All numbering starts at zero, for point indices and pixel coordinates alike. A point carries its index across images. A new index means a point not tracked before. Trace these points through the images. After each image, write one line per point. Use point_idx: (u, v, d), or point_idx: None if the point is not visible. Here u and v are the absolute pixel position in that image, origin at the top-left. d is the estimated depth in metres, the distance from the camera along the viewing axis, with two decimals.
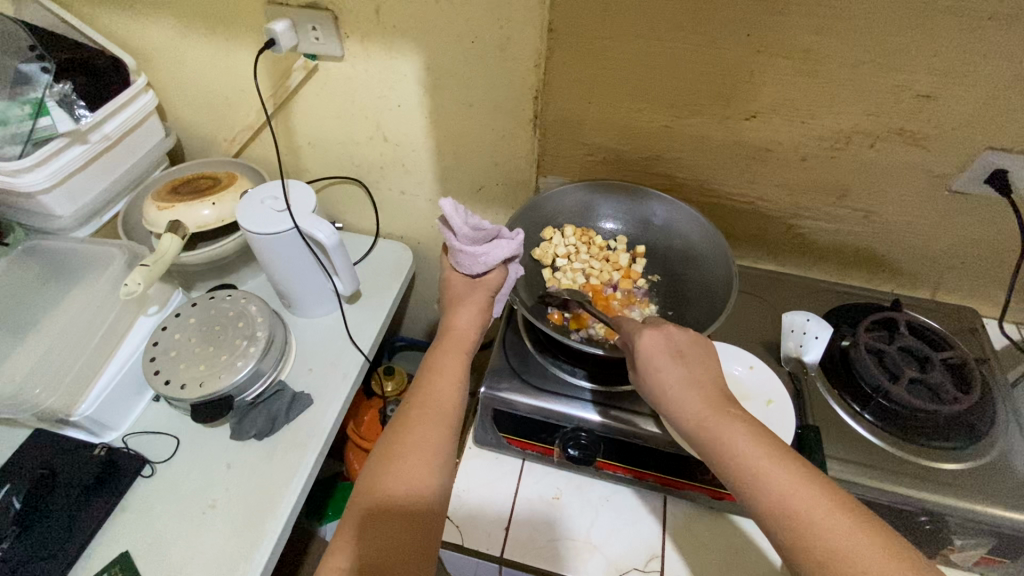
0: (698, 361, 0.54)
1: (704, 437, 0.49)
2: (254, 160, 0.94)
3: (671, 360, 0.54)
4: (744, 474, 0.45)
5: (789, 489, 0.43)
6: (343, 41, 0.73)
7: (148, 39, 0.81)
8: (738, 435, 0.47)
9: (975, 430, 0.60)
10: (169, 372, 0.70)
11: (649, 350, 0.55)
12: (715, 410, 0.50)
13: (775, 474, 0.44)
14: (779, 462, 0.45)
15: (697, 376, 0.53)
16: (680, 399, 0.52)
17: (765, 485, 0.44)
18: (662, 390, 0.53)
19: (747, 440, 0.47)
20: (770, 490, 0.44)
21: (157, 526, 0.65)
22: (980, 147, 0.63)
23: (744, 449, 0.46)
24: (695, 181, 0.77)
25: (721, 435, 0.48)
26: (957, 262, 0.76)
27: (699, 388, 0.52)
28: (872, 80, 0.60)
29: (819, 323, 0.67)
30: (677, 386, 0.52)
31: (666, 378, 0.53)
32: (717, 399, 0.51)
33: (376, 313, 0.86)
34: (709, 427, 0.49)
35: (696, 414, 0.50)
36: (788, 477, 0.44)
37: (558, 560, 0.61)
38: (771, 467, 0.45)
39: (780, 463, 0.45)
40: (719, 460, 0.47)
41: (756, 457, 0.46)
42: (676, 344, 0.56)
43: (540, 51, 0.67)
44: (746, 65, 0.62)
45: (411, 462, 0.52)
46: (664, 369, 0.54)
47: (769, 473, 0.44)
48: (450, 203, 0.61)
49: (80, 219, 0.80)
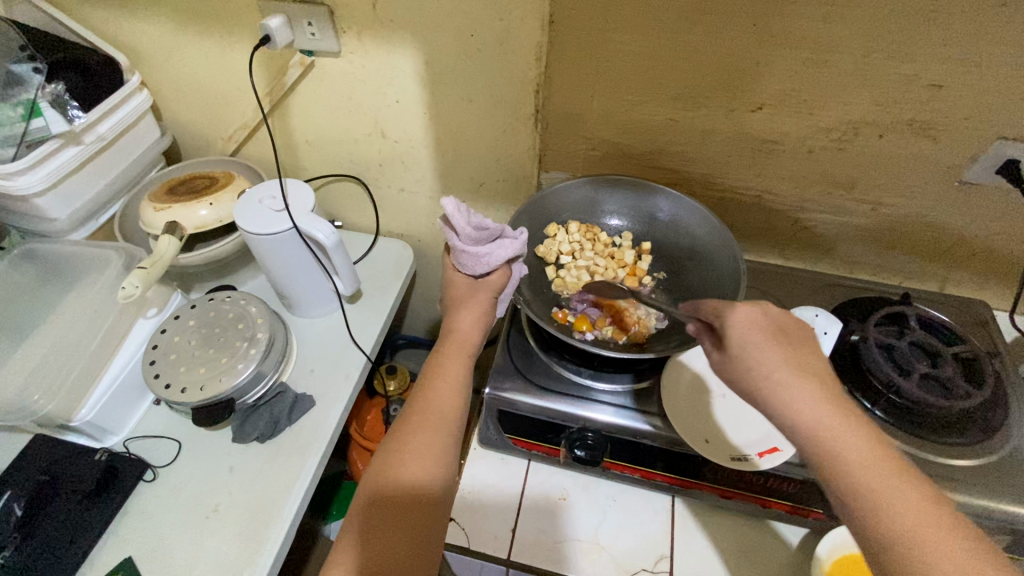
0: (798, 343, 0.49)
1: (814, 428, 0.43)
2: (251, 158, 0.93)
3: (770, 340, 0.48)
4: (856, 480, 0.41)
5: (906, 506, 0.39)
6: (340, 37, 0.72)
7: (141, 37, 0.80)
8: (854, 436, 0.42)
9: (989, 426, 0.59)
10: (169, 375, 0.69)
11: (745, 327, 0.49)
12: (829, 402, 0.44)
13: (892, 486, 0.40)
14: (898, 474, 0.41)
15: (800, 360, 0.47)
16: (787, 382, 0.45)
17: (880, 495, 0.40)
18: (760, 368, 0.46)
19: (862, 443, 0.42)
20: (885, 502, 0.40)
21: (159, 531, 0.64)
22: (992, 137, 0.62)
23: (858, 450, 0.42)
24: (700, 174, 0.75)
25: (834, 435, 0.43)
26: (967, 253, 0.75)
27: (806, 372, 0.46)
28: (882, 69, 0.59)
29: (828, 319, 0.66)
30: (785, 368, 0.46)
31: (767, 357, 0.47)
32: (826, 387, 0.46)
33: (378, 313, 0.85)
34: (824, 421, 0.43)
35: (803, 404, 0.44)
36: (905, 491, 0.40)
37: (566, 561, 0.61)
38: (888, 478, 0.40)
39: (897, 473, 0.41)
40: (829, 457, 0.42)
41: (872, 463, 0.41)
42: (773, 323, 0.50)
43: (541, 44, 0.66)
44: (752, 56, 0.61)
45: (414, 467, 0.51)
46: (767, 351, 0.47)
47: (885, 483, 0.40)
48: (452, 203, 0.59)
49: (76, 221, 0.79)
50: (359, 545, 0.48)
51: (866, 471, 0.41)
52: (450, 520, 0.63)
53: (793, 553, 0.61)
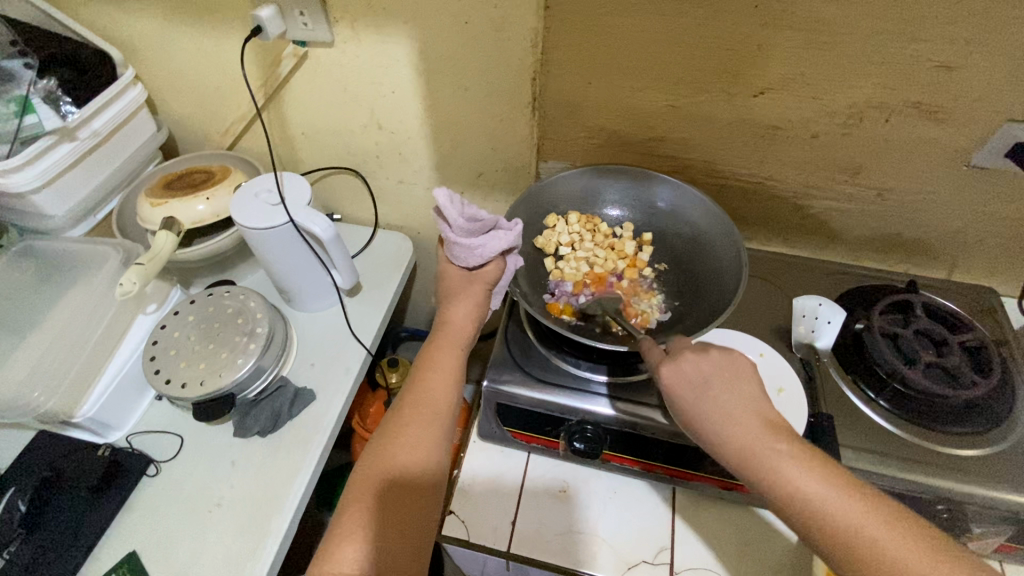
0: (732, 384, 0.51)
1: (750, 473, 0.46)
2: (248, 152, 0.92)
3: (701, 392, 0.50)
4: (812, 516, 0.43)
5: (865, 529, 0.42)
6: (332, 27, 0.71)
7: (134, 30, 0.79)
8: (796, 474, 0.45)
9: (994, 414, 0.58)
10: (169, 371, 0.69)
11: (674, 385, 0.51)
12: (761, 442, 0.47)
13: (847, 514, 0.42)
14: (854, 500, 0.43)
15: (737, 403, 0.49)
16: (721, 433, 0.48)
17: (838, 525, 0.42)
18: (698, 424, 0.50)
19: (808, 480, 0.44)
20: (841, 530, 0.42)
21: (162, 526, 0.65)
22: (1000, 120, 0.60)
23: (804, 485, 0.44)
24: (701, 162, 0.74)
25: (771, 476, 0.45)
26: (974, 239, 0.73)
27: (741, 417, 0.48)
28: (886, 51, 0.57)
29: (831, 308, 0.65)
30: (715, 420, 0.49)
31: (702, 416, 0.49)
32: (763, 428, 0.48)
33: (377, 306, 0.85)
34: (755, 463, 0.46)
35: (737, 452, 0.47)
36: (865, 516, 0.42)
37: (565, 554, 0.61)
38: (844, 509, 0.43)
39: (852, 501, 0.43)
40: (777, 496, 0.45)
41: (824, 497, 0.43)
42: (703, 369, 0.52)
43: (537, 30, 0.64)
44: (753, 39, 0.59)
45: (407, 460, 0.51)
46: (700, 404, 0.50)
47: (841, 514, 0.43)
48: (444, 194, 0.59)
49: (73, 218, 0.79)
50: (354, 537, 0.47)
51: (820, 507, 0.43)
52: (450, 513, 0.63)
53: (796, 544, 0.61)
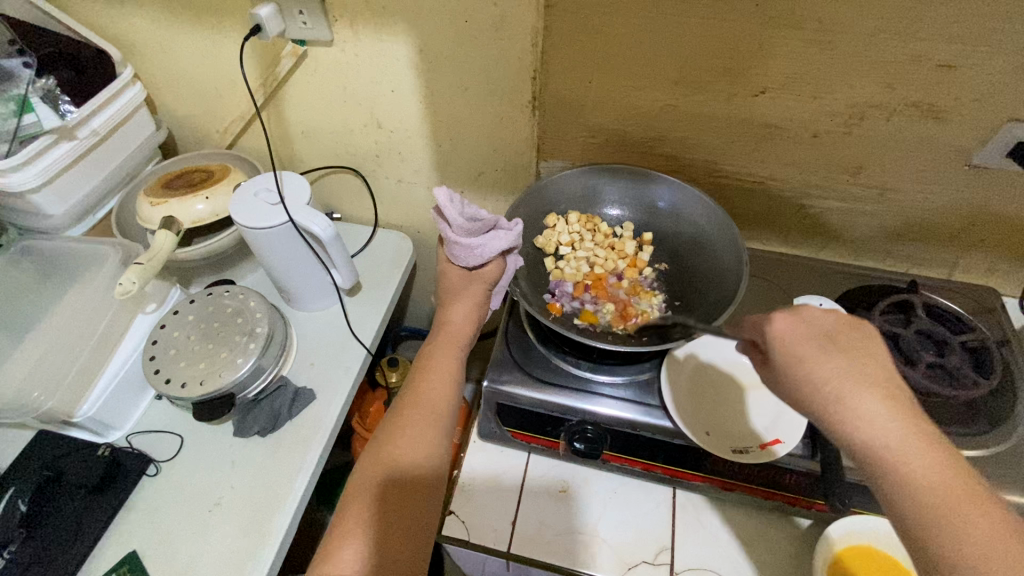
0: (853, 346, 0.46)
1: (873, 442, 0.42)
2: (247, 151, 0.92)
3: (831, 353, 0.45)
4: (931, 508, 0.40)
5: (982, 530, 0.38)
6: (332, 26, 0.70)
7: (133, 29, 0.79)
8: (922, 461, 0.41)
9: (995, 414, 0.58)
10: (169, 371, 0.69)
11: (793, 338, 0.46)
12: (891, 418, 0.42)
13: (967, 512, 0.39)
14: (976, 502, 0.39)
15: (860, 366, 0.45)
16: (847, 396, 0.43)
17: (959, 523, 0.39)
18: (818, 390, 0.44)
19: (937, 470, 0.40)
20: (960, 523, 0.39)
21: (162, 526, 0.65)
22: (1003, 119, 0.60)
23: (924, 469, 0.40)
24: (701, 161, 0.74)
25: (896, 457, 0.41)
26: (975, 239, 0.73)
27: (869, 382, 0.44)
28: (888, 50, 0.57)
29: (833, 308, 0.64)
30: (841, 379, 0.44)
31: (826, 372, 0.44)
32: (891, 398, 0.44)
33: (377, 305, 0.84)
34: (884, 442, 0.41)
35: (868, 425, 0.42)
36: (982, 518, 0.39)
37: (565, 554, 0.61)
38: (966, 507, 0.39)
39: (970, 496, 0.40)
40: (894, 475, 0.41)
41: (949, 491, 0.40)
42: (825, 329, 0.47)
43: (537, 30, 0.64)
44: (755, 37, 0.59)
45: (405, 460, 0.51)
46: (822, 362, 0.44)
47: (961, 511, 0.39)
48: (444, 193, 0.59)
49: (72, 217, 0.79)
50: (352, 538, 0.47)
51: (945, 501, 0.39)
52: (450, 513, 0.63)
53: (797, 544, 0.61)
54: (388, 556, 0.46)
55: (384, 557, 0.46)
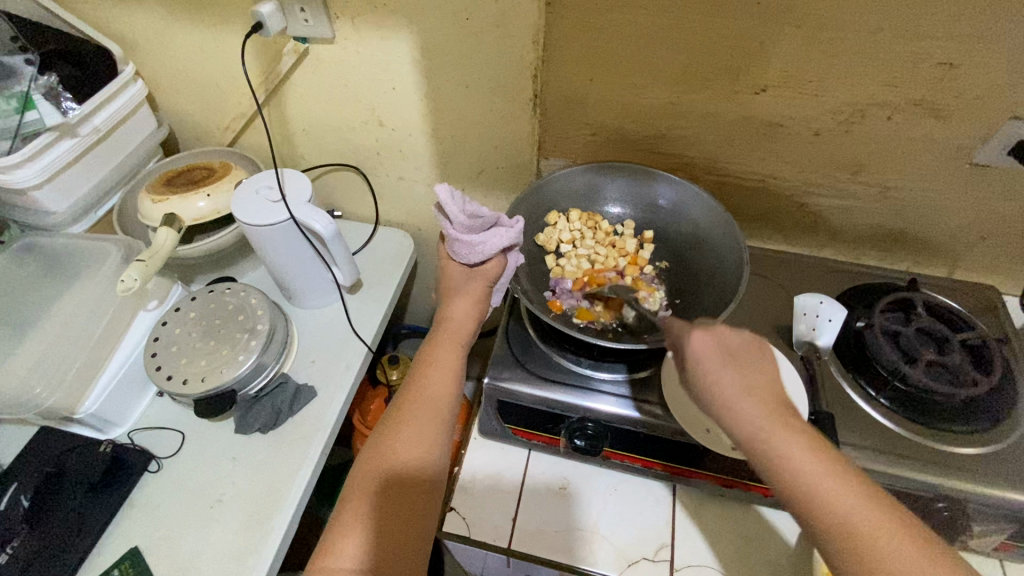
0: (750, 364, 0.46)
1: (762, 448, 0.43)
2: (249, 148, 0.92)
3: (725, 367, 0.45)
4: (813, 500, 0.41)
5: (864, 520, 0.40)
6: (333, 23, 0.70)
7: (135, 27, 0.79)
8: (807, 460, 0.42)
9: (995, 412, 0.58)
10: (171, 368, 0.69)
11: (701, 354, 0.44)
12: (777, 427, 0.43)
13: (847, 500, 0.41)
14: (855, 491, 0.41)
15: (751, 382, 0.45)
16: (736, 409, 0.44)
17: (837, 512, 0.41)
18: (716, 400, 0.44)
19: (821, 467, 0.42)
20: (842, 516, 0.40)
21: (164, 522, 0.65)
22: (1004, 118, 0.60)
23: (811, 471, 0.42)
24: (702, 159, 0.74)
25: (782, 459, 0.42)
26: (975, 238, 0.73)
27: (757, 398, 0.44)
28: (889, 48, 0.57)
29: (833, 306, 0.64)
30: (734, 395, 0.44)
31: (724, 387, 0.44)
32: (774, 409, 0.44)
33: (378, 302, 0.85)
34: (768, 446, 0.43)
35: (754, 432, 0.43)
36: (861, 506, 0.41)
37: (565, 550, 0.61)
38: (844, 495, 0.41)
39: (854, 491, 0.41)
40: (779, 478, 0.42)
41: (829, 484, 0.41)
42: (727, 345, 0.46)
43: (538, 27, 0.64)
44: (756, 35, 0.59)
45: (406, 455, 0.51)
46: (721, 377, 0.44)
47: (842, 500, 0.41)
48: (444, 190, 0.60)
49: (75, 214, 0.79)
50: (353, 532, 0.47)
51: (827, 493, 0.41)
52: (451, 509, 0.64)
53: (797, 542, 0.61)
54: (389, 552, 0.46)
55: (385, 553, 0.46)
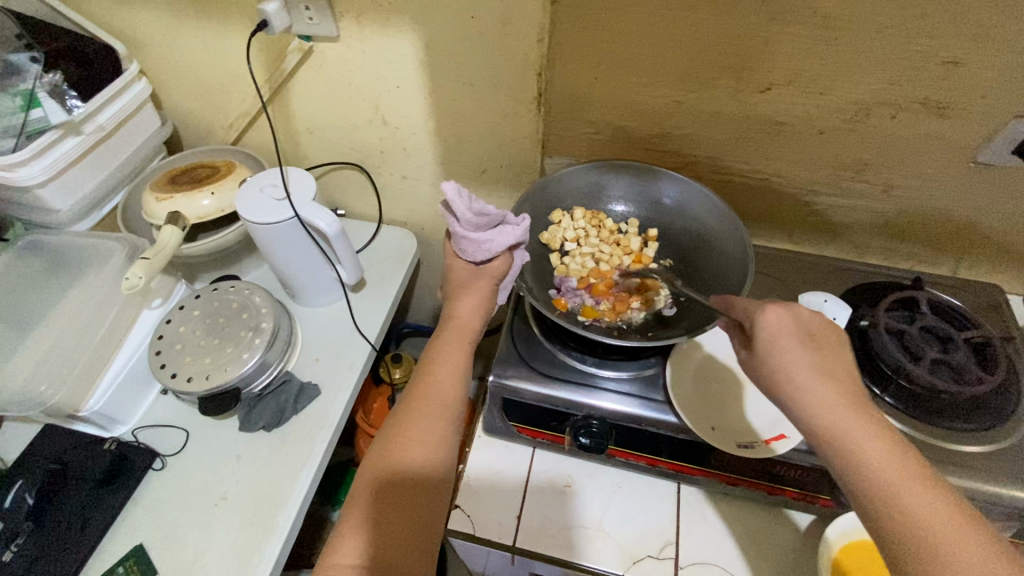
0: (830, 349, 0.49)
1: (826, 427, 0.44)
2: (252, 147, 0.92)
3: (800, 345, 0.48)
4: (871, 478, 0.42)
5: (927, 512, 0.39)
6: (338, 21, 0.70)
7: (139, 25, 0.79)
8: (871, 437, 0.43)
9: (1000, 411, 0.59)
10: (175, 366, 0.69)
11: (774, 329, 0.49)
12: (847, 403, 0.45)
13: (906, 483, 0.41)
14: (922, 481, 0.41)
15: (828, 364, 0.48)
16: (806, 386, 0.46)
17: (900, 498, 0.40)
18: (785, 369, 0.47)
19: (883, 447, 0.43)
20: (906, 504, 0.40)
21: (169, 520, 0.65)
22: (1008, 116, 0.60)
23: (875, 454, 0.42)
24: (706, 158, 0.74)
25: (850, 433, 0.44)
26: (979, 236, 0.73)
27: (830, 378, 0.47)
28: (894, 46, 0.57)
29: (837, 304, 0.65)
30: (805, 372, 0.47)
31: (794, 363, 0.47)
32: (848, 392, 0.46)
33: (381, 301, 0.85)
34: (838, 421, 0.44)
35: (823, 404, 0.45)
36: (928, 496, 0.40)
37: (570, 548, 0.61)
38: (910, 484, 0.41)
39: (921, 482, 0.41)
40: (843, 457, 0.43)
41: (891, 462, 0.42)
42: (804, 326, 0.50)
43: (543, 25, 0.64)
44: (762, 34, 0.59)
45: (413, 453, 0.51)
46: (790, 354, 0.48)
47: (901, 481, 0.41)
48: (452, 188, 0.59)
49: (79, 212, 0.79)
50: (361, 528, 0.47)
51: (886, 472, 0.42)
52: (455, 507, 0.64)
53: (801, 540, 0.61)
54: (395, 554, 0.46)
55: (391, 555, 0.46)
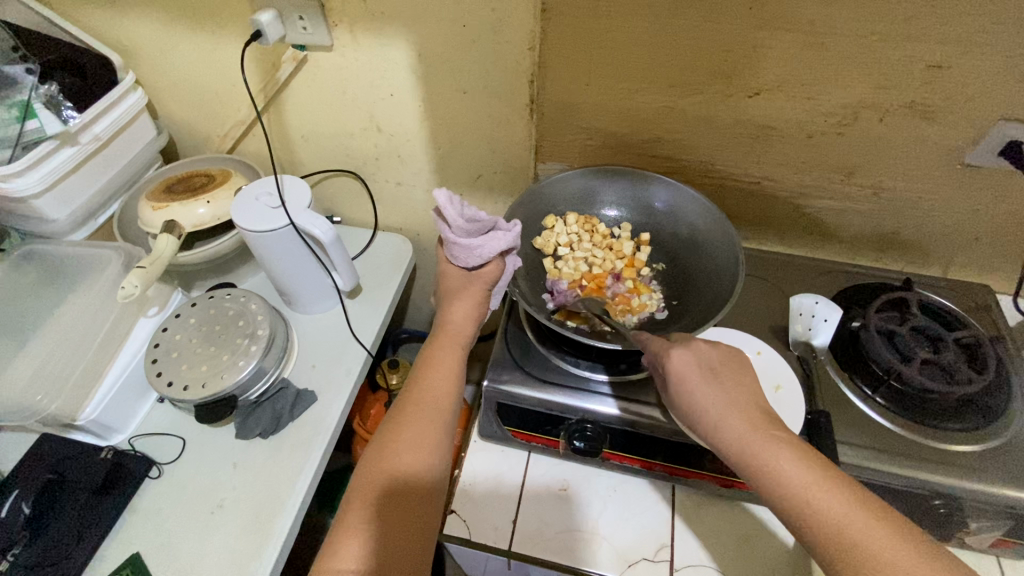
0: (732, 378, 0.52)
1: (744, 457, 0.47)
2: (248, 155, 0.93)
3: (705, 382, 0.51)
4: (793, 502, 0.44)
5: (847, 518, 0.42)
6: (331, 31, 0.71)
7: (135, 36, 0.80)
8: (783, 458, 0.46)
9: (989, 410, 0.59)
10: (172, 374, 0.69)
11: (679, 370, 0.52)
12: (754, 430, 0.48)
13: (825, 494, 0.43)
14: (836, 489, 0.43)
15: (735, 394, 0.51)
16: (720, 420, 0.49)
17: (820, 509, 0.43)
18: (699, 410, 0.50)
19: (798, 464, 0.45)
20: (826, 514, 0.42)
21: (165, 528, 0.65)
22: (994, 119, 0.61)
23: (794, 473, 0.45)
24: (698, 162, 0.75)
25: (765, 459, 0.46)
26: (968, 238, 0.74)
27: (739, 409, 0.50)
28: (880, 51, 0.58)
29: (828, 306, 0.65)
30: (716, 408, 0.50)
31: (704, 400, 0.50)
32: (758, 418, 0.49)
33: (378, 307, 0.85)
34: (749, 448, 0.47)
35: (736, 435, 0.48)
36: (846, 503, 0.43)
37: (566, 552, 0.61)
38: (826, 494, 0.43)
39: (835, 490, 0.43)
40: (763, 480, 0.46)
41: (805, 479, 0.44)
42: (705, 362, 0.53)
43: (534, 33, 0.65)
44: (749, 40, 0.60)
45: (408, 458, 0.52)
46: (699, 391, 0.51)
47: (818, 496, 0.43)
48: (444, 194, 0.59)
49: (75, 222, 0.80)
50: (360, 531, 0.47)
51: (802, 489, 0.44)
52: (451, 512, 0.64)
53: (795, 541, 0.61)
54: (393, 560, 0.47)
55: (389, 561, 0.46)
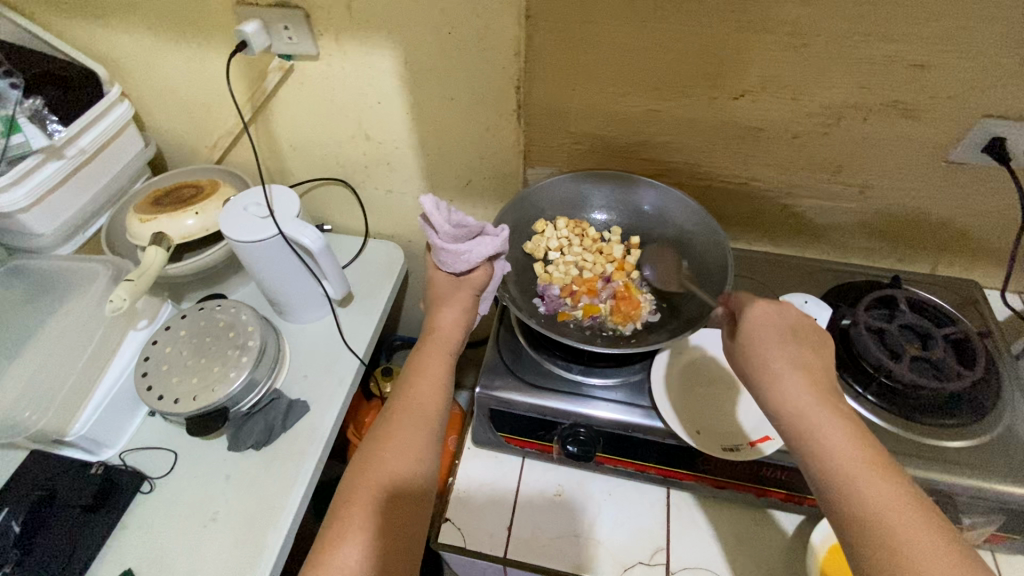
0: (809, 344, 0.52)
1: (801, 420, 0.47)
2: (236, 165, 0.92)
3: (783, 341, 0.51)
4: (832, 475, 0.44)
5: (884, 503, 0.41)
6: (317, 40, 0.71)
7: (120, 48, 0.80)
8: (838, 430, 0.45)
9: (981, 405, 0.59)
10: (162, 388, 0.68)
11: (755, 323, 0.53)
12: (823, 402, 0.47)
13: (867, 474, 0.43)
14: (883, 473, 0.43)
15: (808, 357, 0.51)
16: (783, 378, 0.49)
17: (860, 488, 0.42)
18: (765, 364, 0.50)
19: (850, 441, 0.45)
20: (865, 495, 0.42)
21: (157, 543, 0.64)
22: (976, 116, 0.61)
23: (844, 449, 0.44)
24: (685, 164, 0.75)
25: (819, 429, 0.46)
26: (956, 233, 0.74)
27: (806, 372, 0.49)
28: (862, 52, 0.59)
29: (817, 305, 0.67)
30: (783, 365, 0.50)
31: (772, 357, 0.50)
32: (826, 389, 0.49)
33: (369, 315, 0.85)
34: (808, 413, 0.47)
35: (796, 396, 0.48)
36: (887, 488, 0.42)
37: (562, 558, 0.61)
38: (869, 475, 0.43)
39: (881, 476, 0.43)
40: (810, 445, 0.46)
41: (855, 455, 0.44)
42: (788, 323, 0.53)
43: (519, 39, 0.65)
44: (733, 43, 0.60)
45: (397, 464, 0.52)
46: (773, 347, 0.51)
47: (867, 476, 0.43)
48: (430, 201, 0.59)
49: (62, 236, 0.79)
50: (353, 531, 0.47)
51: (846, 464, 0.44)
52: (446, 520, 0.64)
53: (789, 541, 0.62)
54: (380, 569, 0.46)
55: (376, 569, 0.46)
